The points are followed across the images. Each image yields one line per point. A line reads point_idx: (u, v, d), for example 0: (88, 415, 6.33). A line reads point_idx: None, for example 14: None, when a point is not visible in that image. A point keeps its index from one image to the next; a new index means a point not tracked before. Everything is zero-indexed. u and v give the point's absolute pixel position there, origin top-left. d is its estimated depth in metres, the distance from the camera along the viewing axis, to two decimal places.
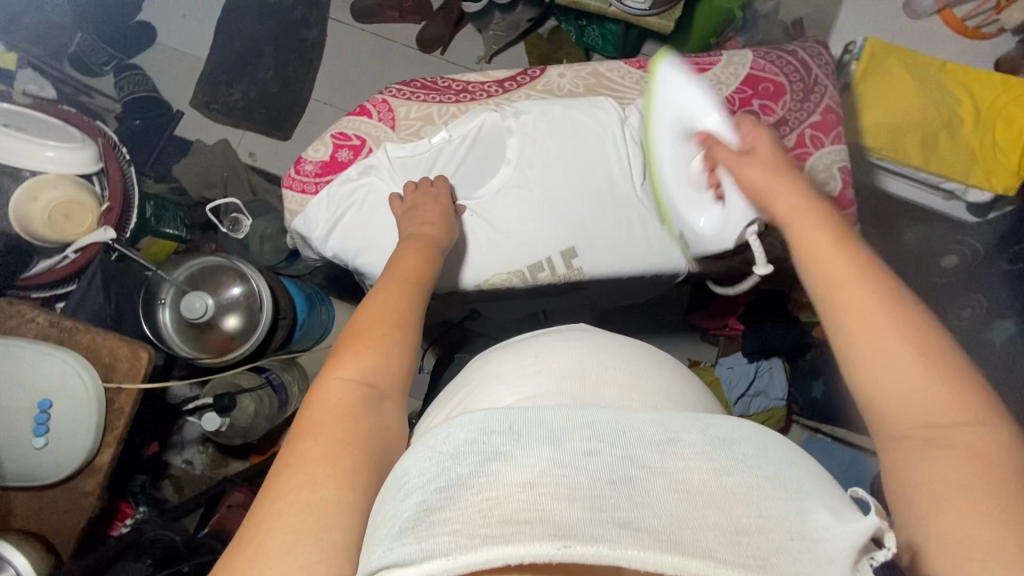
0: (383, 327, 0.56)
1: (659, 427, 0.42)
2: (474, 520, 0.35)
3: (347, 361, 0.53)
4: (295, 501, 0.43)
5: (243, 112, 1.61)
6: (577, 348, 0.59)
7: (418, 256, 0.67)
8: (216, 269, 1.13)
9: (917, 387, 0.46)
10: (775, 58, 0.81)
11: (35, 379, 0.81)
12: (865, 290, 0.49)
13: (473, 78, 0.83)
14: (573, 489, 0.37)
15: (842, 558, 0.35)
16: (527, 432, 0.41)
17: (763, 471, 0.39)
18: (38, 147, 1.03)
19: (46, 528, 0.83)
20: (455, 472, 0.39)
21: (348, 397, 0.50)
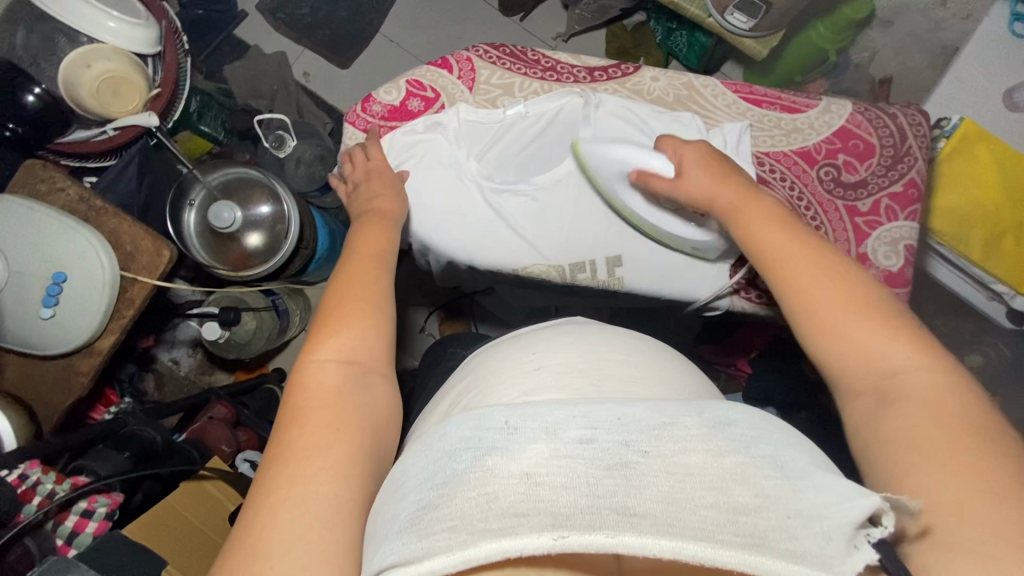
0: (357, 302, 0.54)
1: (655, 413, 0.40)
2: (471, 516, 0.34)
3: (324, 341, 0.52)
4: (289, 487, 0.41)
5: (307, 29, 1.56)
6: (578, 341, 0.55)
7: (388, 232, 0.65)
8: (250, 183, 1.11)
9: (890, 370, 0.48)
10: (873, 116, 0.77)
11: (54, 251, 0.79)
12: (821, 285, 0.53)
13: (565, 59, 0.80)
14: (569, 477, 0.35)
15: (839, 535, 0.34)
16: (521, 423, 0.39)
17: (760, 452, 0.38)
18: (100, 14, 1.00)
19: (35, 397, 0.83)
20: (452, 469, 0.38)
21: (331, 380, 0.49)
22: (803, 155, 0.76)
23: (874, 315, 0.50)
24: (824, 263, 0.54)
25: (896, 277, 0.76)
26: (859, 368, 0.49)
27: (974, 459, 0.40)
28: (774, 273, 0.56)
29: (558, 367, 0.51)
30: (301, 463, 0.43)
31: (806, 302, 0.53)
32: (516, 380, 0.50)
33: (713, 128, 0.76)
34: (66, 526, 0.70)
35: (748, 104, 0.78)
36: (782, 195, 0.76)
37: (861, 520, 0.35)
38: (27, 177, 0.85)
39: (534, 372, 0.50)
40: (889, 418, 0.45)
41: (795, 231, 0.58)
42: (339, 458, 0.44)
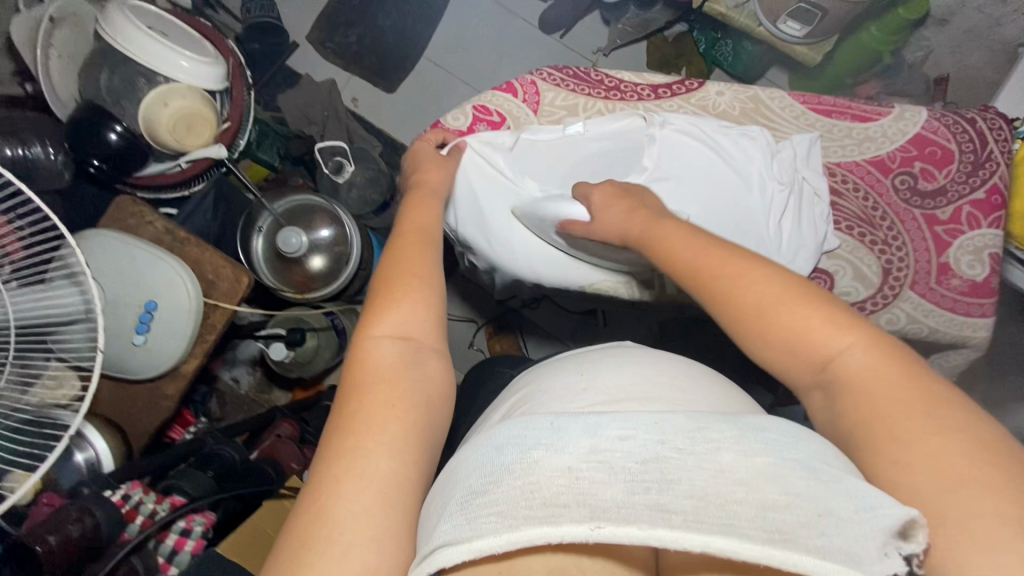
0: (406, 278, 0.54)
1: (688, 419, 0.38)
2: (517, 503, 0.34)
3: (380, 317, 0.51)
4: (353, 458, 0.41)
5: (355, 55, 1.62)
6: (635, 363, 0.54)
7: (427, 210, 0.64)
8: (312, 208, 1.15)
9: (832, 361, 0.44)
10: (950, 122, 0.75)
11: (144, 281, 0.83)
12: (731, 284, 0.50)
13: (627, 77, 0.80)
14: (609, 472, 0.35)
15: (872, 539, 0.32)
16: (568, 423, 0.38)
17: (793, 455, 0.36)
18: (174, 55, 1.06)
19: (126, 419, 0.88)
20: (497, 460, 0.37)
21: (389, 355, 0.49)
22: (877, 164, 0.75)
23: (793, 298, 0.47)
24: (736, 264, 0.51)
25: (981, 287, 0.74)
26: (804, 364, 0.46)
27: (948, 451, 0.37)
28: (691, 280, 0.53)
29: (607, 389, 0.50)
30: (363, 438, 0.42)
31: (730, 315, 0.49)
32: (562, 399, 0.49)
33: (793, 146, 0.75)
34: (167, 543, 0.74)
35: (817, 115, 0.77)
36: (854, 206, 0.75)
37: (892, 530, 0.32)
38: (118, 212, 0.90)
39: (584, 391, 0.50)
40: (846, 413, 0.43)
41: (696, 241, 0.55)
42: (397, 430, 0.44)
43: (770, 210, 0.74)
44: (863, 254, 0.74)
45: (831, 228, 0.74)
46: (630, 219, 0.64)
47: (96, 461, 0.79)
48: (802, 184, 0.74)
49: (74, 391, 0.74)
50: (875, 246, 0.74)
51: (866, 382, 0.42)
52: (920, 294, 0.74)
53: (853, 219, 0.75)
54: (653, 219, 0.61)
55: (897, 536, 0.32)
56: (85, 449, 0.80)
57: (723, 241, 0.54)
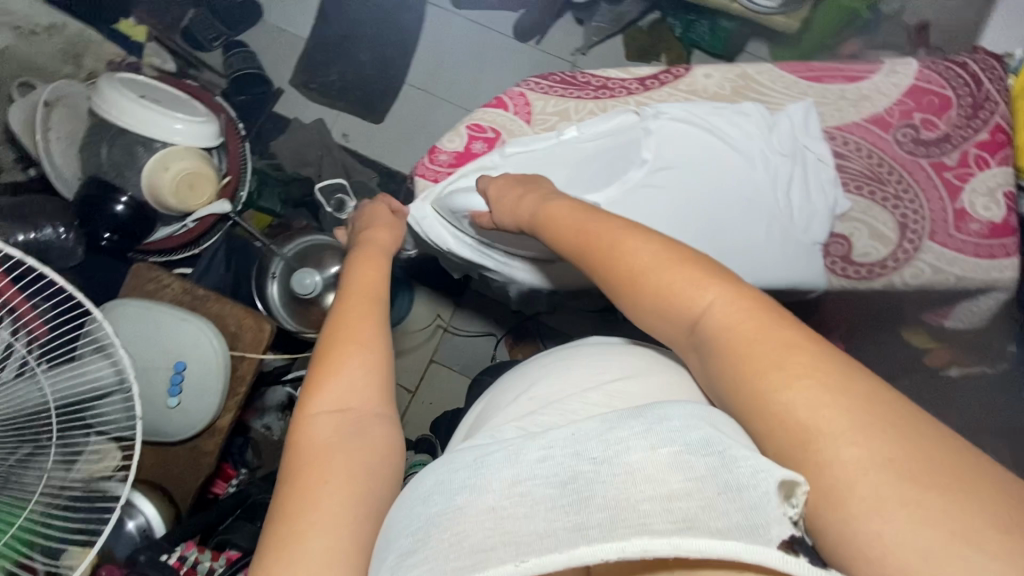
0: (337, 347, 0.54)
1: (600, 428, 0.40)
2: (446, 554, 0.36)
3: (314, 392, 0.52)
4: (296, 547, 0.43)
5: (340, 93, 1.65)
6: (574, 366, 0.56)
7: (375, 267, 0.65)
8: (321, 247, 1.16)
9: (692, 315, 0.44)
10: (942, 69, 0.75)
11: (171, 342, 0.84)
12: (618, 246, 0.49)
13: (614, 74, 0.80)
14: (530, 502, 0.37)
15: (765, 506, 0.34)
16: (489, 460, 0.41)
17: (699, 438, 0.37)
18: (167, 119, 1.08)
19: (170, 481, 0.89)
20: (429, 512, 0.40)
21: (325, 431, 0.50)
22: (877, 121, 0.74)
23: (669, 271, 0.45)
24: (616, 221, 0.51)
25: (1001, 227, 0.73)
26: (688, 325, 0.44)
27: (824, 408, 0.36)
28: (588, 252, 0.52)
29: (546, 398, 0.52)
30: (309, 526, 0.44)
31: (613, 277, 0.49)
32: (506, 415, 0.52)
33: (795, 119, 0.75)
34: None
35: (808, 82, 0.76)
36: (861, 165, 0.74)
37: (782, 492, 0.34)
38: (136, 279, 0.91)
39: (528, 403, 0.52)
40: (724, 371, 0.41)
41: (581, 212, 0.56)
42: (336, 508, 0.45)
43: (775, 185, 0.74)
44: (877, 212, 0.74)
45: (840, 191, 0.74)
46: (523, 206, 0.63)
47: (148, 526, 0.81)
48: (804, 153, 0.74)
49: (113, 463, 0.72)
50: (888, 202, 0.74)
51: (734, 336, 0.41)
52: (942, 244, 0.73)
53: (862, 180, 0.74)
54: (543, 203, 0.61)
55: (783, 500, 0.34)
56: (136, 516, 0.81)
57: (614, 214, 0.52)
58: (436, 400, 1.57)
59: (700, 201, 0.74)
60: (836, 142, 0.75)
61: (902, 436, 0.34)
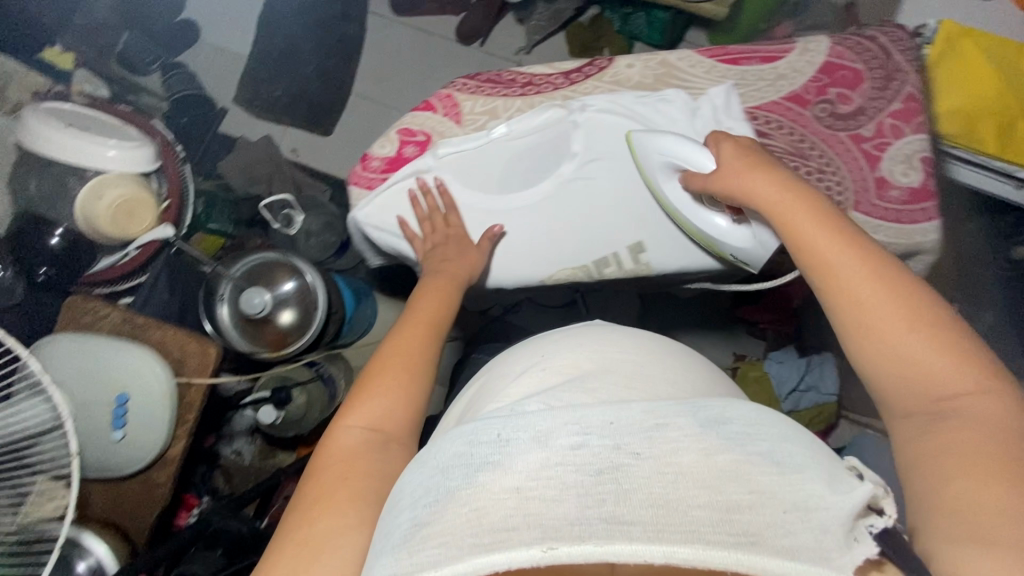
0: (388, 374, 0.62)
1: (645, 412, 0.41)
2: (462, 533, 0.37)
3: (352, 409, 0.60)
4: (310, 540, 0.49)
5: (285, 108, 1.63)
6: (592, 347, 0.59)
7: (441, 298, 0.70)
8: (270, 265, 1.14)
9: (903, 348, 0.53)
10: (853, 44, 0.77)
11: (112, 375, 0.82)
12: (842, 260, 0.57)
13: (539, 70, 0.81)
14: (561, 487, 0.37)
15: (837, 525, 0.37)
16: (514, 433, 0.40)
17: (754, 448, 0.40)
18: (100, 146, 1.04)
19: (123, 517, 0.87)
20: (445, 485, 0.40)
21: (353, 443, 0.57)
22: (794, 99, 0.76)
23: (874, 285, 0.55)
24: (840, 234, 0.59)
25: (921, 192, 0.75)
26: (883, 323, 0.54)
27: (970, 448, 0.47)
28: (801, 256, 0.60)
29: (560, 370, 0.55)
30: (323, 524, 0.50)
31: (827, 278, 0.58)
32: (514, 390, 0.55)
33: (719, 101, 0.76)
34: None
35: (726, 65, 0.78)
36: (784, 142, 0.76)
37: (855, 509, 0.38)
38: (72, 312, 0.88)
39: (546, 378, 0.55)
40: (923, 392, 0.52)
41: (802, 204, 0.61)
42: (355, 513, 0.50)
43: None
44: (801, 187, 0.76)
45: None
46: (773, 187, 0.63)
47: (99, 567, 0.79)
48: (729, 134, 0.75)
49: (61, 503, 0.71)
50: (812, 175, 0.76)
51: (914, 356, 0.53)
52: (867, 213, 0.75)
53: (786, 156, 0.76)
54: (764, 189, 0.63)
55: (870, 515, 0.40)
56: (88, 556, 0.80)
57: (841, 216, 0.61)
58: None
59: (626, 192, 0.78)
60: (759, 121, 0.76)
61: (1008, 475, 0.45)
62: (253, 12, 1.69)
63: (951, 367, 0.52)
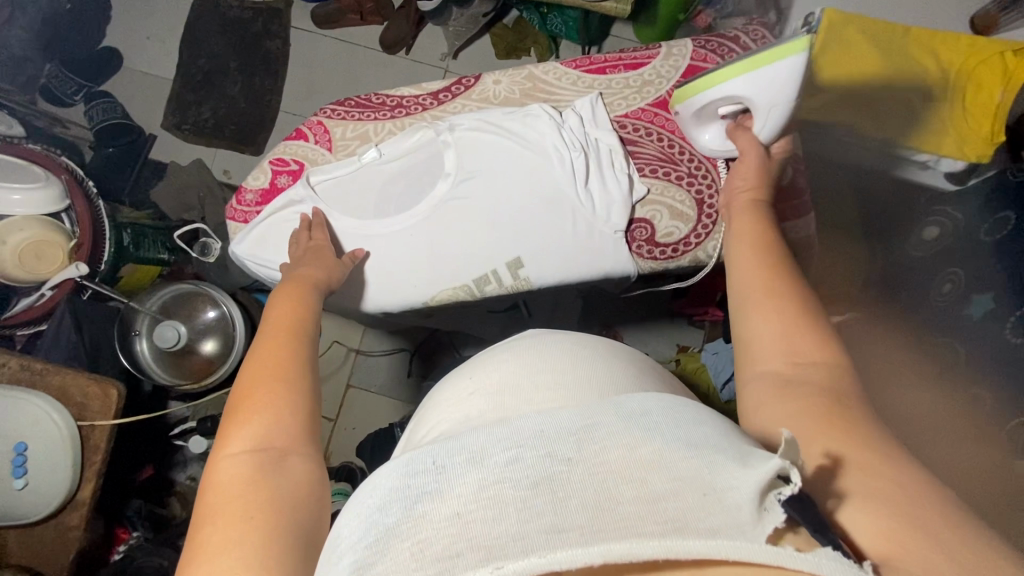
0: (263, 388, 0.52)
1: (578, 417, 0.37)
2: (405, 567, 0.30)
3: (233, 434, 0.49)
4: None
5: (214, 129, 1.62)
6: (523, 357, 0.54)
7: (293, 304, 0.63)
8: (189, 295, 1.14)
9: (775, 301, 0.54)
10: (716, 46, 0.78)
11: (9, 425, 0.84)
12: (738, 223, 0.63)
13: (406, 92, 0.80)
14: (497, 502, 0.32)
15: (749, 505, 0.32)
16: (450, 458, 0.36)
17: (676, 434, 0.35)
18: (4, 191, 1.05)
19: (39, 562, 0.86)
20: (383, 524, 0.34)
21: (241, 470, 0.46)
22: (660, 105, 0.77)
23: (771, 299, 0.53)
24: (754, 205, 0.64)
25: None
26: (761, 276, 0.56)
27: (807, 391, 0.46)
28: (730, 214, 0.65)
29: (491, 386, 0.51)
30: (213, 559, 0.39)
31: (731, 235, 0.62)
32: (454, 408, 0.51)
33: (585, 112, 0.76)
34: None
35: (593, 74, 0.78)
36: (652, 149, 0.77)
37: (766, 480, 0.33)
38: None
39: (472, 395, 0.51)
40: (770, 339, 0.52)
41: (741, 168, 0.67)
42: (256, 536, 0.41)
43: (574, 179, 0.76)
44: (672, 191, 0.77)
45: (635, 176, 0.76)
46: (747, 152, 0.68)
47: None
48: (596, 145, 0.76)
49: None
50: (682, 180, 0.77)
51: (773, 315, 0.53)
52: None
53: (655, 161, 0.77)
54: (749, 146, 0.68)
55: (772, 486, 0.33)
56: None
57: (771, 235, 0.61)
58: (358, 424, 1.53)
59: (503, 206, 0.76)
60: (626, 133, 0.77)
61: (833, 418, 0.42)
62: (175, 34, 1.67)
63: (811, 334, 0.50)
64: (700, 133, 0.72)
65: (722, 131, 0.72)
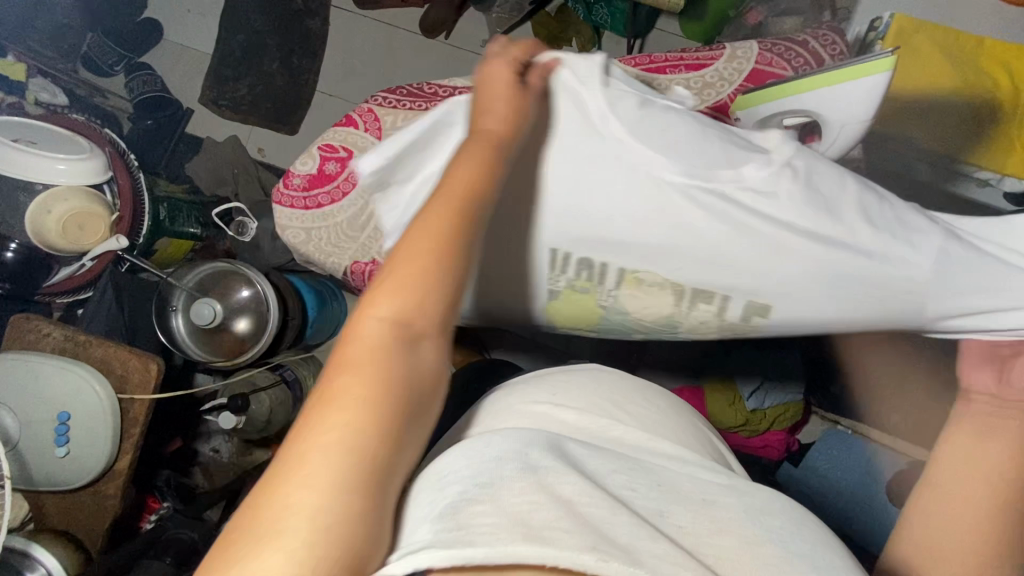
0: (421, 258, 0.47)
1: (699, 489, 0.48)
2: (511, 526, 0.40)
3: (378, 294, 0.46)
4: (302, 451, 0.40)
5: (250, 106, 1.61)
6: (610, 389, 0.59)
7: (482, 170, 0.53)
8: (225, 273, 1.14)
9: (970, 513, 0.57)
10: (782, 50, 0.75)
11: (53, 394, 0.85)
12: None
13: (461, 83, 0.79)
14: (608, 510, 0.42)
15: None
16: (572, 454, 0.47)
17: (788, 542, 0.44)
18: (49, 161, 1.05)
19: (76, 528, 0.89)
20: (499, 474, 0.44)
21: (374, 339, 0.44)
22: (721, 108, 0.75)
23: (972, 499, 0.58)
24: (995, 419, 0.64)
25: None
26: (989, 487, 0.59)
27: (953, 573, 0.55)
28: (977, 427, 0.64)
29: (578, 404, 0.56)
30: (325, 432, 0.40)
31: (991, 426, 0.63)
32: (536, 420, 0.55)
33: (643, 119, 0.75)
34: None
35: (653, 74, 0.76)
36: None
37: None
38: (17, 331, 0.91)
39: (554, 413, 0.55)
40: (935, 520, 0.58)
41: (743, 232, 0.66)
42: (363, 434, 0.40)
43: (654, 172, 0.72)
44: None
45: None
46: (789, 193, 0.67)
47: None
48: None
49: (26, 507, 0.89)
50: None
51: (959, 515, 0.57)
52: None
53: None
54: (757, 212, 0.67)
55: None
56: (37, 567, 0.81)
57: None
58: None
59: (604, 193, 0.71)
60: None
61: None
62: (216, 9, 1.67)
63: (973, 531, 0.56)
64: None
65: None
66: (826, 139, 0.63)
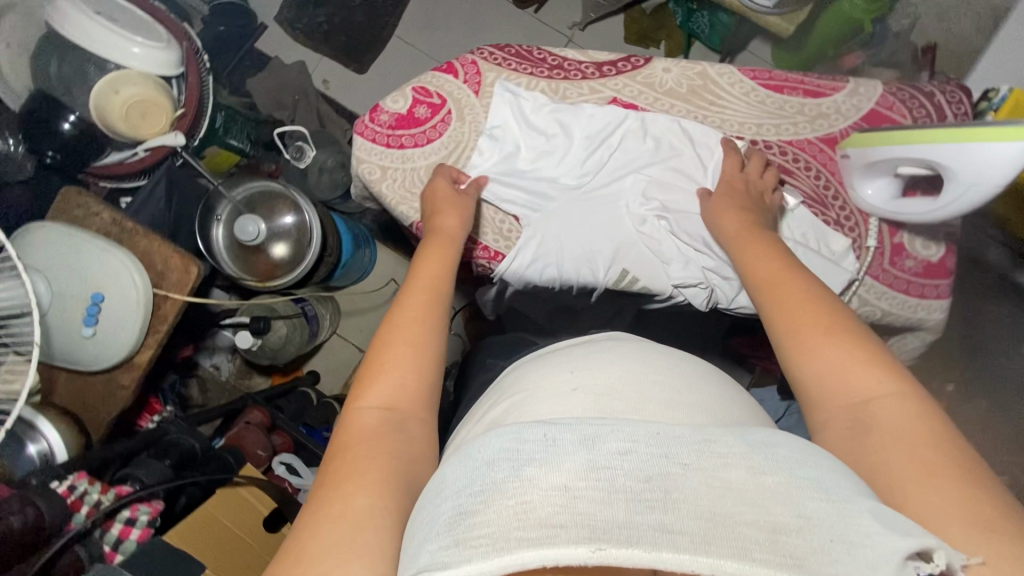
0: (397, 344, 0.55)
1: (698, 432, 0.37)
2: (509, 524, 0.32)
3: (365, 390, 0.53)
4: (327, 514, 0.42)
5: (324, 36, 1.58)
6: (639, 364, 0.53)
7: (440, 265, 0.63)
8: (274, 195, 1.13)
9: None
10: (905, 97, 0.73)
11: (91, 273, 0.84)
12: None
13: (571, 55, 0.76)
14: (608, 490, 0.33)
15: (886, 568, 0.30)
16: (558, 434, 0.37)
17: (805, 472, 0.35)
18: (125, 42, 1.02)
19: (82, 411, 0.88)
20: (491, 477, 0.35)
21: (372, 423, 0.50)
22: (829, 142, 0.73)
23: None
24: None
25: (936, 267, 0.72)
26: None
27: None
28: None
29: (596, 386, 0.51)
30: (342, 497, 0.43)
31: None
32: (553, 399, 0.50)
33: (748, 135, 0.74)
34: (112, 533, 0.79)
35: (769, 91, 0.74)
36: (806, 185, 0.74)
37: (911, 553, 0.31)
38: (65, 204, 0.90)
39: (572, 392, 0.50)
40: None
41: (770, 250, 0.62)
42: (379, 486, 0.44)
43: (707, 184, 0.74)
44: (818, 234, 0.72)
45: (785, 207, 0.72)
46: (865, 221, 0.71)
47: (49, 451, 0.79)
48: None
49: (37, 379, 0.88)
50: (830, 225, 0.73)
51: None
52: (874, 277, 0.73)
53: (805, 200, 0.73)
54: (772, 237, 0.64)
55: None
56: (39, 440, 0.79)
57: None
58: None
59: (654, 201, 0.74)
60: (790, 164, 0.73)
61: None
62: None
63: None
64: (865, 188, 0.70)
65: (885, 189, 0.69)
66: (944, 198, 0.61)
